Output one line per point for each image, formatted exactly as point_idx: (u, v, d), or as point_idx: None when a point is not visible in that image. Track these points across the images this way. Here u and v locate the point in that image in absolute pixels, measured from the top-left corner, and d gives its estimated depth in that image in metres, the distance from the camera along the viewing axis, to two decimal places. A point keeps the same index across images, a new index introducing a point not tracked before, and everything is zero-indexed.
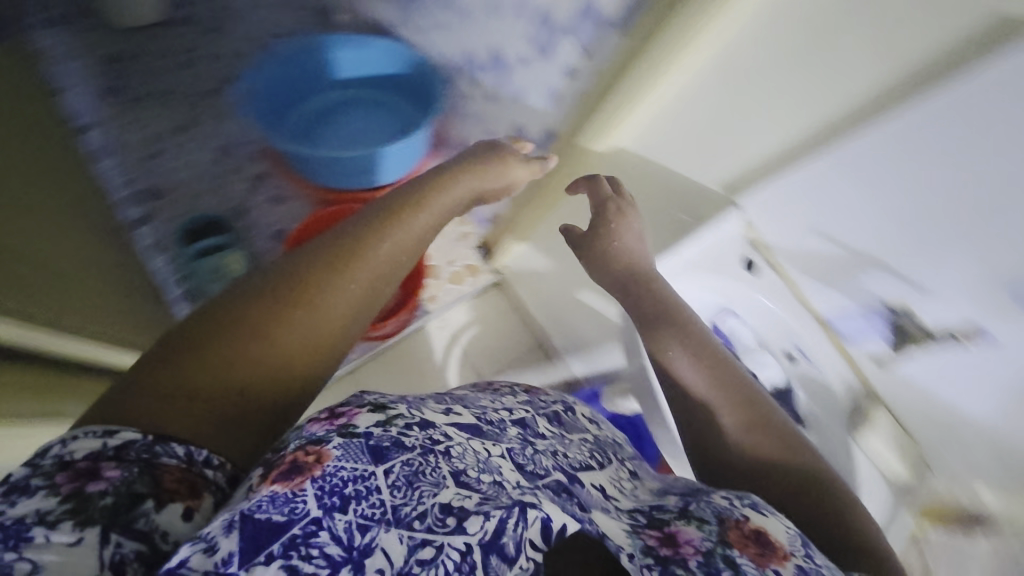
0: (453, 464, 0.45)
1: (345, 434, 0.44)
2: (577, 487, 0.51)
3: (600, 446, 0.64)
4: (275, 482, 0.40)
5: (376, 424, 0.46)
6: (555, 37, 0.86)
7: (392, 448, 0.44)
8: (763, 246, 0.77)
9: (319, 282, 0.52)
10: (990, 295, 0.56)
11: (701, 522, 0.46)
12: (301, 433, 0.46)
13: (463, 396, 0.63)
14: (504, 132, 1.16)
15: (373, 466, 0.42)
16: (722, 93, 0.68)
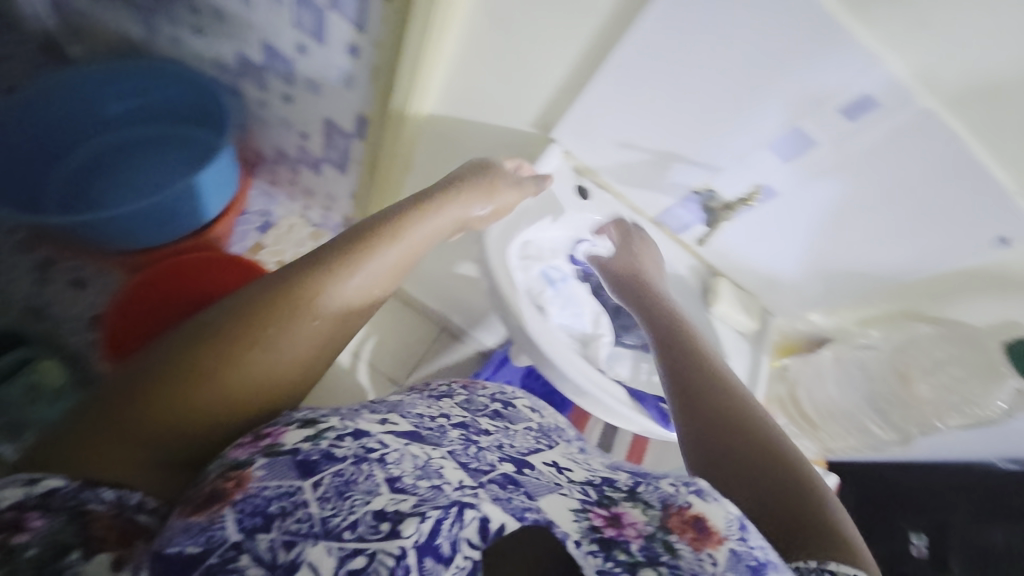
0: (389, 468, 0.40)
1: (271, 452, 0.41)
2: (527, 473, 0.47)
3: (547, 432, 0.61)
4: (194, 513, 0.38)
5: (305, 437, 0.42)
6: (320, 17, 0.79)
7: (324, 460, 0.40)
8: (585, 169, 0.78)
9: (274, 327, 0.47)
10: (755, 156, 0.62)
11: (647, 506, 0.44)
12: (223, 460, 0.42)
13: (399, 402, 0.55)
14: (317, 130, 1.06)
15: (300, 480, 0.39)
16: (497, 34, 0.68)
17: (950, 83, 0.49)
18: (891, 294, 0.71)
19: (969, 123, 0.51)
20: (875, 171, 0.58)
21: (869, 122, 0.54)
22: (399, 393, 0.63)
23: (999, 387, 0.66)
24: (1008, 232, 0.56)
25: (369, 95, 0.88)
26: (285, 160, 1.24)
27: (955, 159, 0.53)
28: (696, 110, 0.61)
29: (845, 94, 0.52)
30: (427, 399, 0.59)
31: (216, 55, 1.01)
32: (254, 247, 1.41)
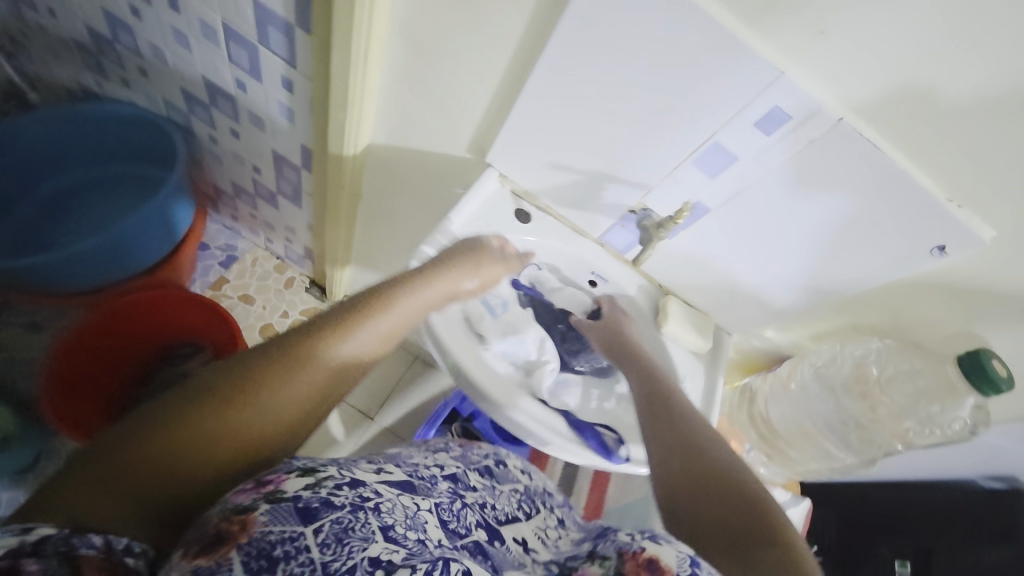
0: (383, 517, 0.40)
1: (273, 499, 0.38)
2: (497, 544, 0.48)
3: (532, 495, 0.59)
4: (200, 557, 0.35)
5: (306, 485, 0.40)
6: (253, 53, 0.79)
7: (323, 508, 0.38)
8: (524, 194, 0.77)
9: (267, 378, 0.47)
10: (681, 173, 0.61)
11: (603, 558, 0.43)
12: (226, 504, 0.40)
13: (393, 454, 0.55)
14: (268, 164, 1.06)
15: (302, 526, 0.36)
16: (424, 66, 0.67)
17: (860, 91, 0.47)
18: (841, 310, 0.68)
19: (886, 133, 0.49)
20: (800, 183, 0.56)
21: (784, 136, 0.52)
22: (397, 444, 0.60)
23: (955, 400, 0.63)
24: (943, 240, 0.54)
25: (309, 128, 0.87)
26: (244, 195, 1.23)
27: (876, 169, 0.51)
28: (621, 128, 0.60)
29: (757, 107, 0.51)
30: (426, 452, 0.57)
31: (164, 93, 1.01)
32: (217, 283, 1.38)
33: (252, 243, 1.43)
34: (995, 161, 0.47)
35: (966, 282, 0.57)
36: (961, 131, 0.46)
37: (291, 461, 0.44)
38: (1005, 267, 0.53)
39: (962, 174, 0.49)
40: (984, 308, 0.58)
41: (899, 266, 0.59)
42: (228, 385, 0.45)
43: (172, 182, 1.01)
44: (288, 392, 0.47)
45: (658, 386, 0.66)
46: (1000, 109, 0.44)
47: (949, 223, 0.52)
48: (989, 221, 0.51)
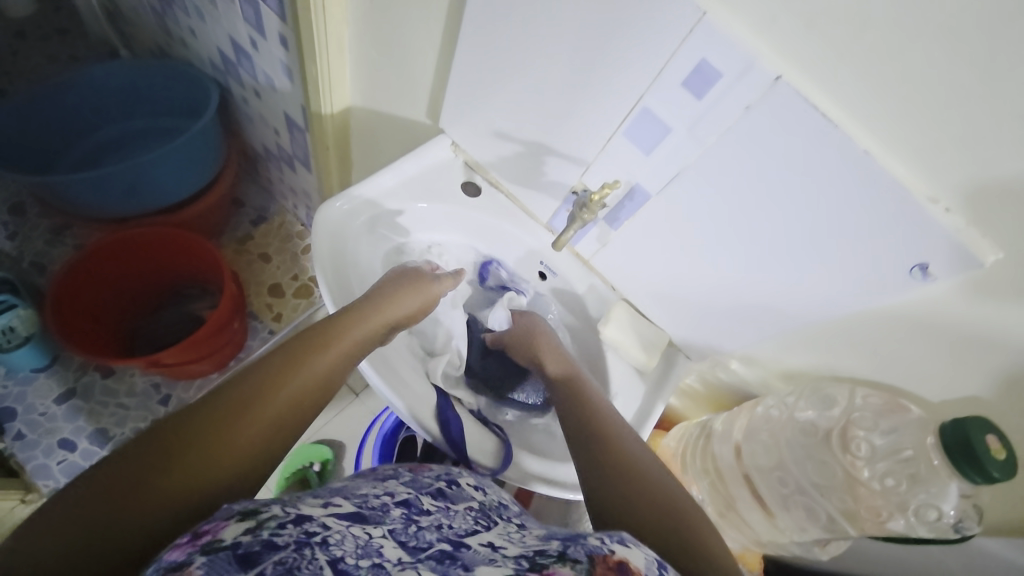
0: (332, 549, 0.34)
1: (209, 550, 0.32)
2: (464, 550, 0.39)
3: (490, 509, 0.47)
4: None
5: (245, 530, 0.34)
6: (257, 11, 0.83)
7: (265, 550, 0.33)
8: (475, 166, 0.72)
9: (223, 414, 0.45)
10: (614, 146, 0.53)
11: (574, 560, 0.35)
12: (155, 567, 0.32)
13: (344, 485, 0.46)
14: (283, 126, 1.11)
15: (242, 574, 0.31)
16: (380, 21, 0.66)
17: (804, 40, 0.37)
18: (810, 346, 0.54)
19: (841, 102, 0.38)
20: (739, 167, 0.45)
21: (714, 100, 0.43)
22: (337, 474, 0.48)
23: (941, 488, 0.47)
24: (925, 257, 0.40)
25: (301, 86, 0.89)
26: (272, 157, 1.32)
27: (827, 150, 0.40)
28: (555, 89, 0.54)
29: (682, 61, 0.42)
30: (370, 479, 0.47)
31: (207, 53, 1.10)
32: (243, 238, 1.49)
33: (282, 207, 1.53)
34: (990, 145, 0.34)
35: (966, 322, 0.42)
36: (943, 100, 0.34)
37: (229, 505, 0.37)
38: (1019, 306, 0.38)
39: (942, 162, 0.36)
40: (993, 364, 0.43)
41: (869, 291, 0.45)
42: (178, 430, 0.43)
43: (195, 130, 1.08)
44: (240, 424, 0.45)
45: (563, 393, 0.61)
46: (993, 67, 0.32)
47: (929, 235, 0.39)
48: (991, 237, 0.37)
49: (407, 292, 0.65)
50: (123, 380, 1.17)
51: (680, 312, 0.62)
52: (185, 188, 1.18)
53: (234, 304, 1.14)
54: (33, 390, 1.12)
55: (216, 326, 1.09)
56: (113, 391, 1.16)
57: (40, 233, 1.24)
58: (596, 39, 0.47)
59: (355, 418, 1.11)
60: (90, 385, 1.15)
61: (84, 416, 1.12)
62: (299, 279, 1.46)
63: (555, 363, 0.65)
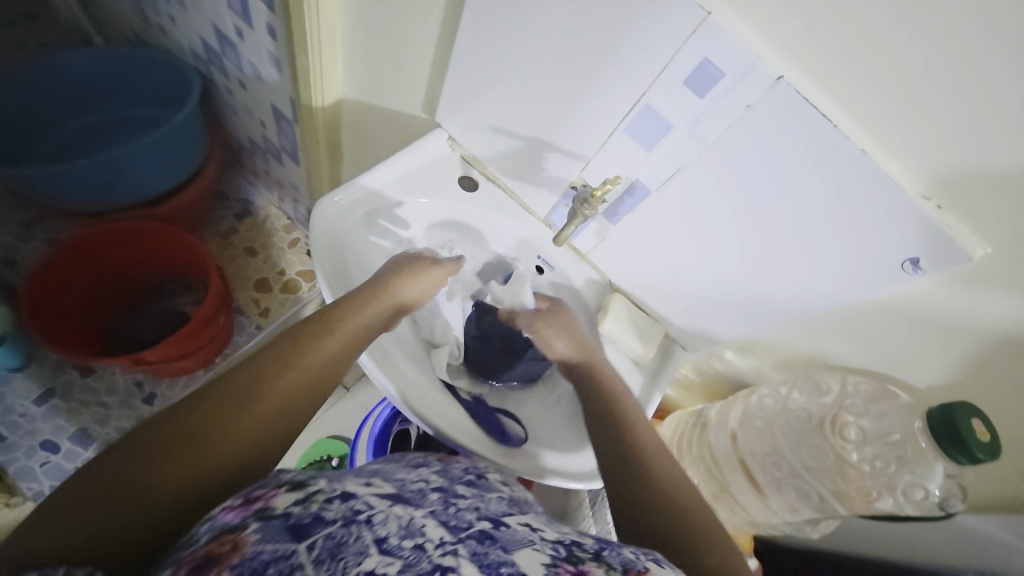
0: (376, 528, 0.35)
1: (263, 516, 0.36)
2: (503, 529, 0.39)
3: (521, 500, 0.48)
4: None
5: (295, 501, 0.37)
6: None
7: (315, 522, 0.35)
8: (473, 161, 0.71)
9: (224, 409, 0.44)
10: (615, 142, 0.53)
11: (611, 567, 0.35)
12: (213, 523, 0.36)
13: (380, 467, 0.49)
14: (270, 118, 1.08)
15: (294, 543, 0.33)
16: (374, 11, 0.65)
17: (804, 42, 0.38)
18: (804, 336, 0.56)
19: (839, 103, 0.39)
20: (740, 165, 0.47)
21: (716, 99, 0.43)
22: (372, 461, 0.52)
23: (926, 471, 0.50)
24: (917, 251, 0.42)
25: (289, 77, 0.87)
26: (257, 149, 1.29)
27: (825, 149, 0.41)
28: (556, 84, 0.54)
29: (685, 60, 0.43)
30: (406, 465, 0.49)
31: (188, 41, 1.07)
32: (228, 232, 1.45)
33: (267, 200, 1.50)
34: (981, 145, 0.36)
35: (954, 312, 0.44)
36: (939, 102, 0.35)
37: (277, 474, 0.41)
38: (1004, 299, 0.41)
39: (937, 162, 0.38)
40: (977, 352, 0.45)
41: (862, 283, 0.47)
42: (191, 412, 0.43)
43: (176, 121, 1.05)
44: (259, 411, 0.45)
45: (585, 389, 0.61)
46: (987, 70, 0.33)
47: (922, 232, 0.41)
48: (980, 234, 0.39)
49: (405, 282, 0.64)
50: (103, 378, 1.14)
51: (676, 305, 0.64)
52: (166, 181, 1.15)
53: (220, 302, 1.11)
54: (9, 390, 1.09)
55: (201, 322, 1.06)
56: (94, 390, 1.13)
57: (10, 228, 1.19)
58: (598, 35, 0.47)
59: (348, 413, 1.11)
60: (68, 385, 1.12)
61: (65, 415, 1.10)
62: (286, 274, 1.43)
63: (579, 353, 0.64)
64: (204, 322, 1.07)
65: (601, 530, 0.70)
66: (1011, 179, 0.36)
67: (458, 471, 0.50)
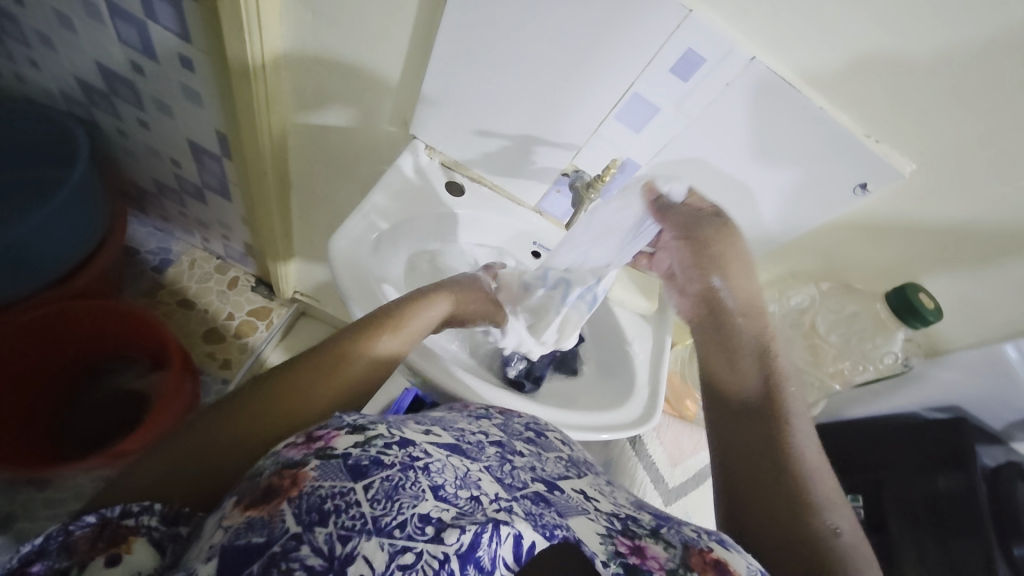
0: (433, 477, 0.40)
1: (322, 456, 0.40)
2: (557, 493, 0.45)
3: (579, 461, 0.55)
4: (249, 510, 0.37)
5: (356, 442, 0.40)
6: (143, 30, 0.72)
7: (373, 465, 0.39)
8: (454, 165, 0.72)
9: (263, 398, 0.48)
10: (606, 129, 0.59)
11: (670, 544, 0.42)
12: (278, 458, 0.42)
13: (439, 417, 0.54)
14: (186, 155, 0.98)
15: (352, 482, 0.37)
16: (325, 32, 0.62)
17: (768, 27, 0.46)
18: (778, 259, 0.68)
19: (795, 68, 0.48)
20: (723, 131, 0.54)
21: (699, 81, 0.50)
22: (437, 408, 0.58)
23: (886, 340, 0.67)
24: (865, 178, 0.53)
25: (218, 110, 0.80)
26: (167, 191, 1.15)
27: (788, 109, 0.50)
28: (540, 83, 0.57)
29: (670, 51, 0.49)
30: (467, 416, 0.55)
31: (59, 84, 0.93)
32: (151, 288, 1.30)
33: (189, 243, 1.35)
34: (898, 94, 0.47)
35: (891, 215, 0.57)
36: (877, 58, 0.45)
37: (340, 417, 0.43)
38: (924, 200, 0.54)
39: (874, 108, 0.49)
40: (906, 240, 0.58)
41: (825, 209, 0.58)
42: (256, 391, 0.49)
43: (73, 181, 0.91)
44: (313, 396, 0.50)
45: (736, 339, 0.54)
46: (903, 29, 0.43)
47: (869, 161, 0.52)
48: (907, 154, 0.51)
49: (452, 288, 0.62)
50: (64, 486, 1.02)
51: None
52: (75, 253, 1.00)
53: (184, 364, 1.04)
54: None
55: (174, 392, 1.00)
56: (57, 501, 1.02)
57: None
58: (583, 33, 0.51)
59: None
60: (29, 503, 1.00)
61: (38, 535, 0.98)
62: (236, 318, 1.33)
63: (743, 301, 0.54)
64: (171, 395, 1.00)
65: (647, 464, 0.86)
66: (923, 109, 0.47)
67: (517, 427, 0.56)
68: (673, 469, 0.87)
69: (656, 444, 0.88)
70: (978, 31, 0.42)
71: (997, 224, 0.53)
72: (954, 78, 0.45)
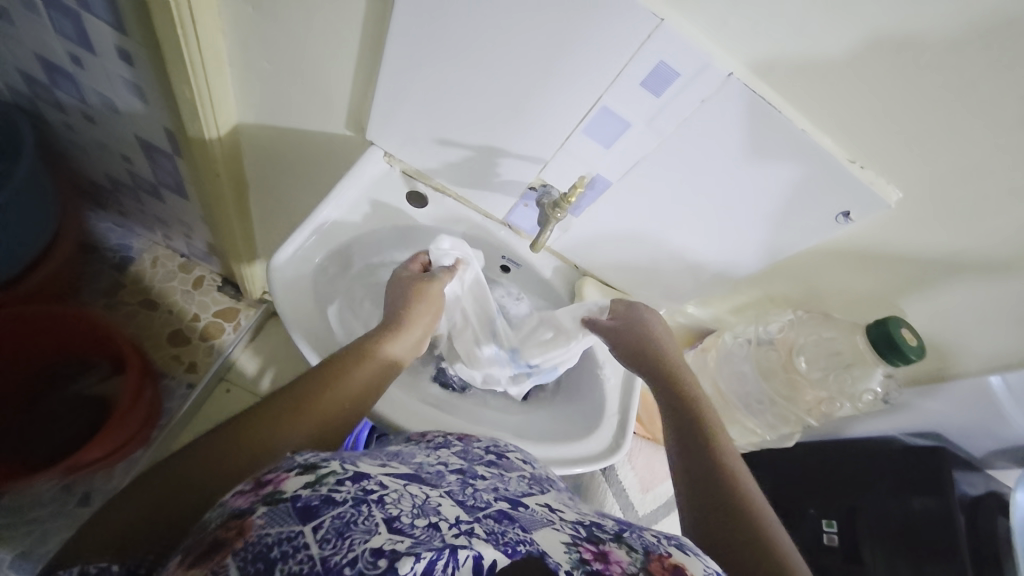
0: (387, 507, 0.34)
1: (271, 501, 0.35)
2: (522, 509, 0.42)
3: (542, 478, 0.50)
4: (193, 568, 0.33)
5: (306, 482, 0.36)
6: (75, 19, 0.65)
7: (324, 504, 0.34)
8: (415, 174, 0.67)
9: (267, 412, 0.48)
10: (573, 144, 0.54)
11: (632, 546, 0.39)
12: (225, 508, 0.37)
13: (399, 451, 0.48)
14: (138, 152, 0.91)
15: (300, 525, 0.33)
16: (272, 28, 0.56)
17: (748, 41, 0.41)
18: (757, 283, 0.64)
19: (773, 85, 0.44)
20: (700, 147, 0.49)
21: (672, 97, 0.46)
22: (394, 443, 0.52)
23: (866, 371, 0.64)
24: (848, 206, 0.49)
25: (166, 108, 0.74)
26: (124, 187, 1.08)
27: (769, 131, 0.46)
28: (504, 91, 0.52)
29: (641, 63, 0.44)
30: (426, 448, 0.49)
31: (2, 76, 0.86)
32: (111, 288, 1.23)
33: (151, 241, 1.29)
34: (895, 118, 0.42)
35: (878, 243, 0.53)
36: (867, 83, 0.41)
37: (291, 457, 0.39)
38: (912, 230, 0.50)
39: (864, 133, 0.44)
40: (889, 269, 0.55)
41: (805, 235, 0.54)
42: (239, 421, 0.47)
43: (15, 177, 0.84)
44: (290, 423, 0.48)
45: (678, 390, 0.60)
46: (898, 52, 0.39)
47: (856, 189, 0.48)
48: (894, 182, 0.47)
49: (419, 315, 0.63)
50: (19, 497, 0.97)
51: (636, 276, 0.69)
52: (23, 254, 0.93)
53: (144, 371, 0.98)
54: None
55: (132, 399, 0.94)
56: (13, 509, 0.96)
57: None
58: (548, 40, 0.46)
59: None
60: None
61: None
62: (201, 320, 1.26)
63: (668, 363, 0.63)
64: (129, 400, 0.94)
65: (616, 491, 0.83)
66: (921, 137, 0.43)
67: (479, 448, 0.52)
68: (644, 496, 0.84)
69: (628, 469, 0.85)
70: (974, 60, 0.38)
71: (991, 257, 0.49)
72: (959, 104, 0.40)
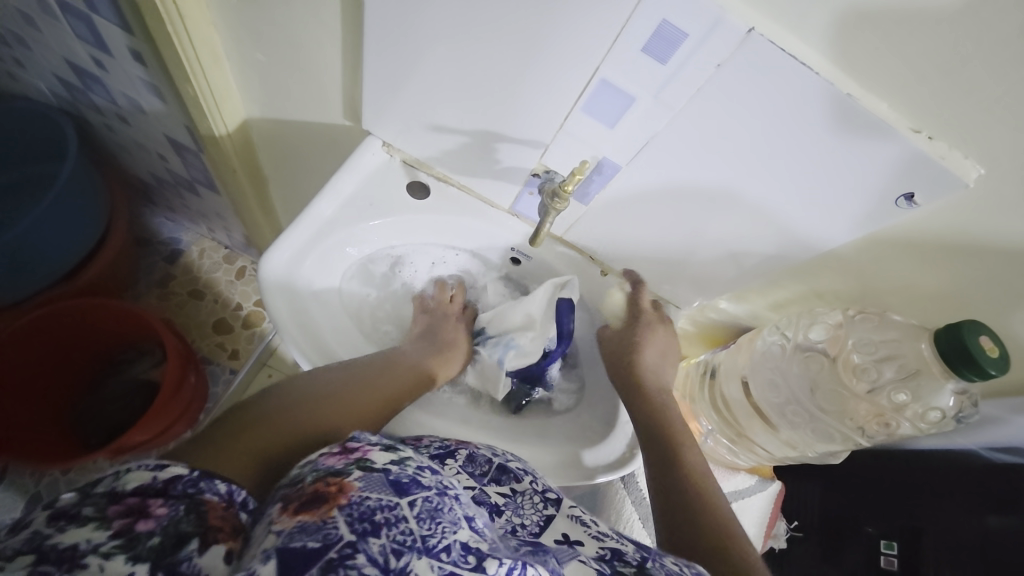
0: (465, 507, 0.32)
1: (364, 467, 0.32)
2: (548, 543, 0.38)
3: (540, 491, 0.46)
4: (299, 513, 0.29)
5: (392, 460, 0.34)
6: (90, 23, 0.67)
7: (413, 483, 0.32)
8: (416, 164, 0.63)
9: (301, 403, 0.48)
10: (574, 125, 0.48)
11: None
12: (315, 467, 0.34)
13: None
14: (169, 150, 0.94)
15: (397, 497, 0.30)
16: (259, 16, 0.54)
17: None
18: (797, 276, 0.55)
19: (806, 38, 0.35)
20: (717, 124, 0.42)
21: (681, 63, 0.39)
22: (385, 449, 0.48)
23: (931, 383, 0.53)
24: (910, 187, 0.40)
25: (180, 107, 0.75)
26: (166, 184, 1.14)
27: (804, 98, 0.38)
28: (493, 68, 0.47)
29: (641, 25, 0.37)
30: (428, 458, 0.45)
31: (47, 82, 0.92)
32: (164, 279, 1.32)
33: (198, 233, 1.36)
34: (977, 73, 0.33)
35: (958, 232, 0.43)
36: (939, 28, 0.32)
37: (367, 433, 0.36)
38: (999, 215, 0.40)
39: (926, 98, 0.35)
40: (969, 263, 0.45)
41: (855, 222, 0.45)
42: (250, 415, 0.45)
43: (63, 177, 0.90)
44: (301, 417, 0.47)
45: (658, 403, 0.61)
46: None
47: (915, 165, 0.38)
48: (973, 156, 0.37)
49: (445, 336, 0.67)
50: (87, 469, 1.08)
51: (655, 268, 0.62)
52: (78, 249, 1.00)
53: (184, 358, 1.04)
54: None
55: (172, 388, 1.00)
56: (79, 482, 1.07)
57: None
58: (533, 7, 0.40)
59: None
60: (53, 485, 1.06)
61: None
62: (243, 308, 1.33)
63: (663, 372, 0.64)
64: (173, 389, 1.00)
65: (635, 500, 0.78)
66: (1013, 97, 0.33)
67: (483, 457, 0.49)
68: None
69: None
70: None
71: None
72: None
